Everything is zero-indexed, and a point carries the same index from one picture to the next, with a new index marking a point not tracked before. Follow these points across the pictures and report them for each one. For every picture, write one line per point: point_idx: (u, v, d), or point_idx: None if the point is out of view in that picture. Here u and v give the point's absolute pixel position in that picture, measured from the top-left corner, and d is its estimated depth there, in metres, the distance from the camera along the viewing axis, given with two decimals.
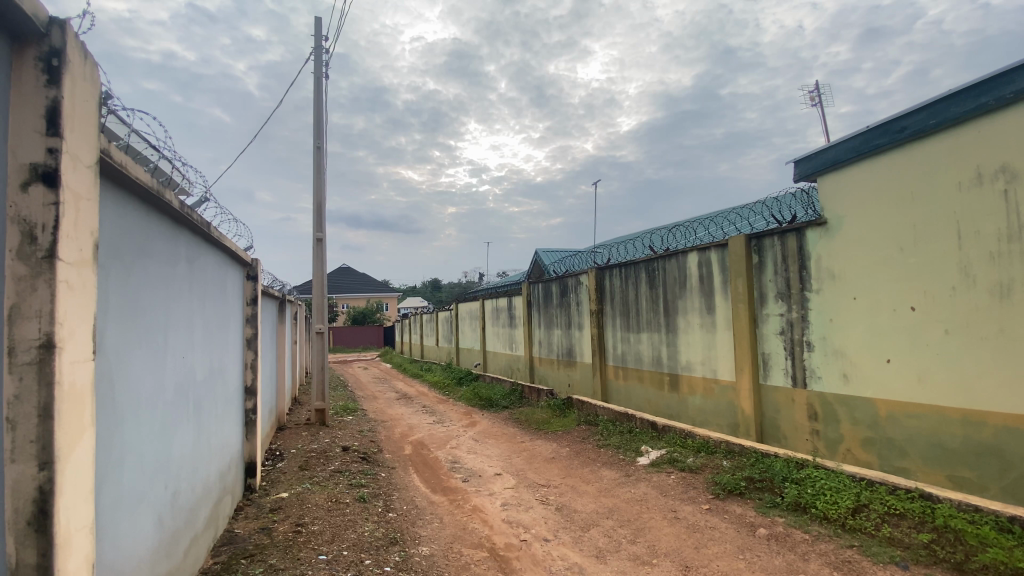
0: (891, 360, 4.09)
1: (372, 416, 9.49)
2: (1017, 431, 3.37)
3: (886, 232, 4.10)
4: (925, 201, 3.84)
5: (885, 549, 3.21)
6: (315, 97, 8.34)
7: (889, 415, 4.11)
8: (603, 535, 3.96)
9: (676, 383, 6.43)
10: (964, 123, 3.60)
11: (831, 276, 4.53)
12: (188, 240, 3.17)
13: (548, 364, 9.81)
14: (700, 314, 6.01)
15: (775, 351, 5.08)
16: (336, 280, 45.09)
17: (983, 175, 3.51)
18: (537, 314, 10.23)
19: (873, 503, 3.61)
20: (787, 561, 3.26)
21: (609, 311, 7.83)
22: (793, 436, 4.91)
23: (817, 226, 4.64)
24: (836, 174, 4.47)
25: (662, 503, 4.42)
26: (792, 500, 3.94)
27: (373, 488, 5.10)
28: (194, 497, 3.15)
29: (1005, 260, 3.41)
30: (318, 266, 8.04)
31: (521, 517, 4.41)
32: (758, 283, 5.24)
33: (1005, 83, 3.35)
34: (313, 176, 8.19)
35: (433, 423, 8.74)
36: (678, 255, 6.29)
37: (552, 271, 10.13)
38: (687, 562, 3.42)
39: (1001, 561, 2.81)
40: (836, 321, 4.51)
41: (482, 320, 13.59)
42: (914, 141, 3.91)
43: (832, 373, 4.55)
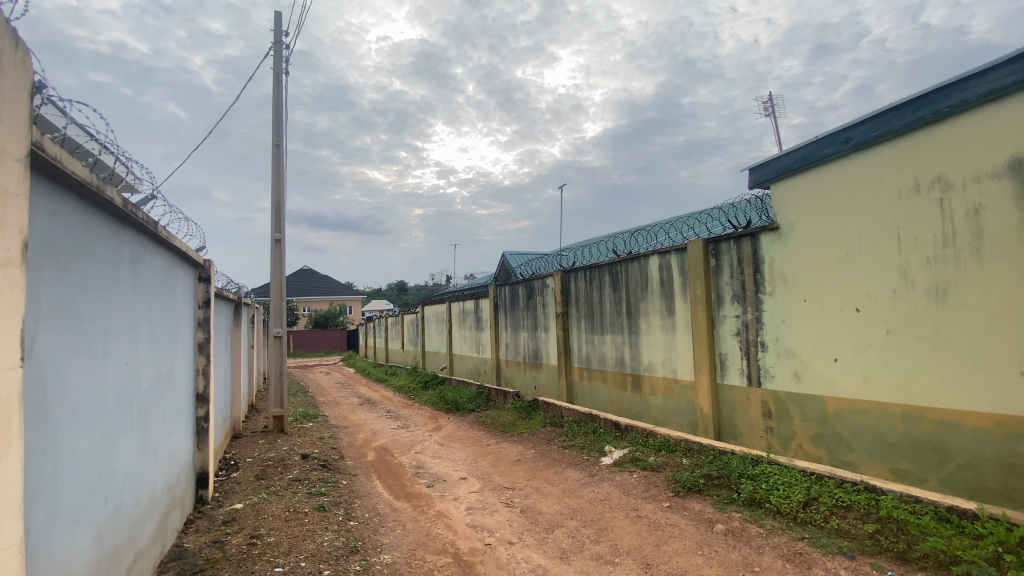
0: (838, 359, 4.30)
1: (334, 422, 9.24)
2: (951, 425, 3.60)
3: (834, 237, 4.30)
4: (869, 208, 4.06)
5: (833, 541, 3.37)
6: (274, 93, 8.09)
7: (836, 412, 4.32)
8: (567, 535, 3.98)
9: (638, 383, 6.56)
10: (904, 135, 3.83)
11: (783, 279, 4.73)
12: (133, 240, 3.00)
13: (514, 366, 9.82)
14: (661, 316, 6.15)
15: (732, 351, 5.26)
16: (297, 282, 43.77)
17: (921, 184, 3.74)
18: (503, 316, 10.24)
19: (822, 496, 3.78)
20: (743, 556, 3.37)
21: (574, 313, 7.90)
22: (748, 433, 5.09)
23: (770, 232, 4.83)
24: (788, 182, 4.68)
25: (624, 502, 4.48)
26: (748, 495, 4.07)
27: (334, 497, 4.96)
28: (138, 512, 2.97)
29: (941, 264, 3.63)
30: (277, 267, 7.78)
31: (485, 521, 4.38)
32: (715, 286, 5.41)
33: (941, 98, 3.58)
34: (271, 174, 7.93)
35: (397, 428, 8.58)
36: (640, 258, 6.42)
37: (519, 274, 10.16)
38: (648, 560, 3.48)
39: (940, 549, 2.98)
40: (788, 322, 4.71)
41: (448, 323, 13.48)
42: (859, 151, 4.13)
43: (784, 372, 4.75)
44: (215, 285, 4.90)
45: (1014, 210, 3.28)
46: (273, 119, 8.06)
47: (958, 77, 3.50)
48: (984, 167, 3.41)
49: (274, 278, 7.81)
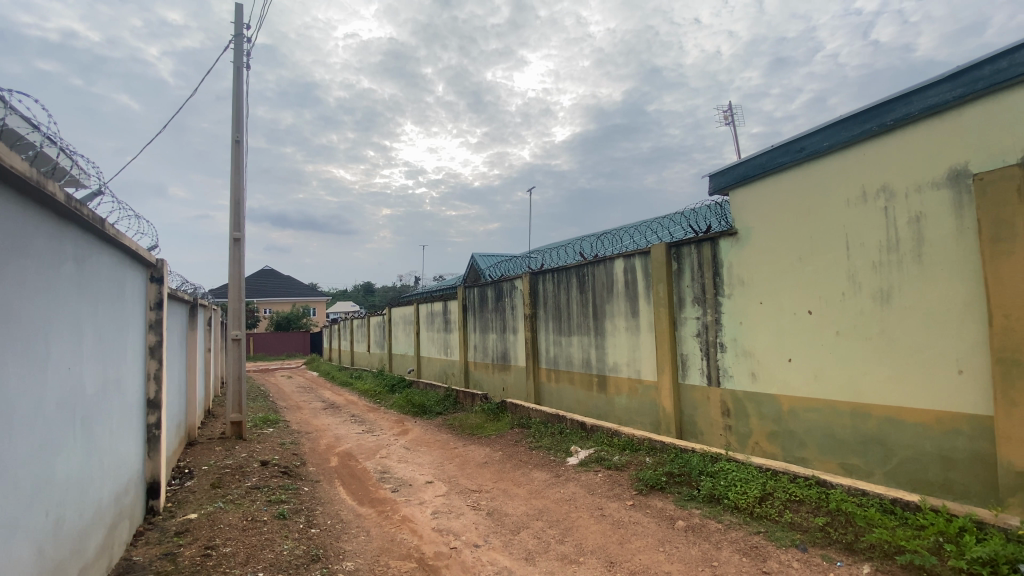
0: (792, 359, 4.49)
1: (295, 427, 8.98)
2: (894, 421, 3.81)
3: (788, 242, 4.49)
4: (821, 215, 4.26)
5: (787, 534, 3.50)
6: (235, 87, 7.82)
7: (790, 410, 4.51)
8: (532, 537, 3.99)
9: (604, 384, 6.65)
10: (852, 146, 4.04)
11: (741, 282, 4.90)
12: (77, 238, 2.84)
13: (482, 368, 9.80)
14: (625, 318, 6.27)
15: (693, 352, 5.40)
16: (258, 283, 42.37)
17: (867, 193, 3.95)
18: (472, 318, 10.21)
19: (777, 491, 3.93)
20: (702, 551, 3.46)
21: (542, 315, 7.96)
22: (709, 431, 5.24)
23: (729, 237, 5.01)
24: (746, 188, 4.86)
25: (589, 502, 4.54)
26: (707, 492, 4.19)
27: (295, 504, 4.82)
28: (82, 524, 2.81)
29: (885, 269, 3.84)
30: (235, 268, 7.52)
31: (451, 524, 4.35)
32: (677, 288, 5.55)
33: (887, 112, 3.79)
34: (230, 171, 7.65)
35: (362, 432, 8.42)
36: (606, 261, 6.53)
37: (487, 276, 10.16)
38: (612, 558, 3.53)
39: (885, 539, 3.14)
40: (746, 323, 4.88)
41: (416, 325, 13.33)
42: (812, 160, 4.32)
43: (742, 371, 4.92)
44: (168, 286, 4.70)
45: (951, 219, 3.50)
46: (233, 114, 7.79)
47: (902, 92, 3.71)
48: (924, 178, 3.63)
49: (233, 278, 7.53)
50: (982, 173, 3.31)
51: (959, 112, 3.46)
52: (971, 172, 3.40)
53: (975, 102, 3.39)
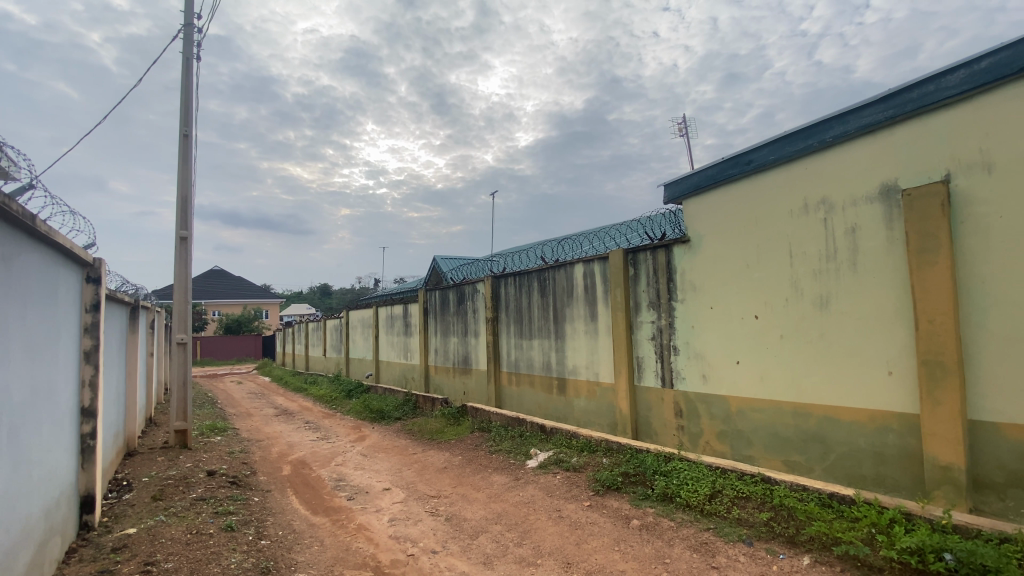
0: (740, 362, 4.70)
1: (245, 435, 8.61)
2: (832, 420, 4.05)
3: (737, 250, 4.71)
4: (767, 224, 4.49)
5: (734, 529, 3.66)
6: (183, 79, 7.47)
7: (738, 410, 4.72)
8: (491, 540, 4.00)
9: (563, 386, 6.74)
10: (795, 160, 4.28)
11: (693, 288, 5.09)
12: (4, 235, 2.63)
13: (443, 372, 9.72)
14: (584, 322, 6.38)
15: (648, 354, 5.56)
16: (207, 285, 40.40)
17: (809, 205, 4.20)
18: (433, 322, 10.12)
19: (725, 489, 4.10)
20: (656, 549, 3.57)
21: (504, 318, 7.98)
22: (662, 432, 5.40)
23: (682, 244, 5.20)
24: (698, 198, 5.06)
25: (547, 504, 4.59)
26: (661, 491, 4.32)
27: (244, 515, 4.62)
28: (8, 541, 2.60)
29: (824, 276, 4.09)
30: (182, 268, 7.15)
31: (408, 531, 4.28)
32: (633, 293, 5.70)
33: (827, 129, 4.05)
34: (177, 166, 7.29)
35: (316, 440, 8.16)
36: (566, 266, 6.63)
37: (449, 279, 10.10)
38: (569, 559, 3.58)
39: (823, 532, 3.32)
40: (697, 327, 5.07)
41: (375, 328, 13.07)
42: (758, 173, 4.55)
43: (694, 374, 5.11)
44: (105, 287, 4.42)
45: (882, 231, 3.76)
46: (181, 107, 7.43)
47: (840, 111, 3.98)
48: (859, 192, 3.90)
49: (178, 279, 7.16)
50: (910, 189, 3.58)
51: (891, 131, 3.74)
52: (900, 188, 3.68)
53: (904, 123, 3.67)
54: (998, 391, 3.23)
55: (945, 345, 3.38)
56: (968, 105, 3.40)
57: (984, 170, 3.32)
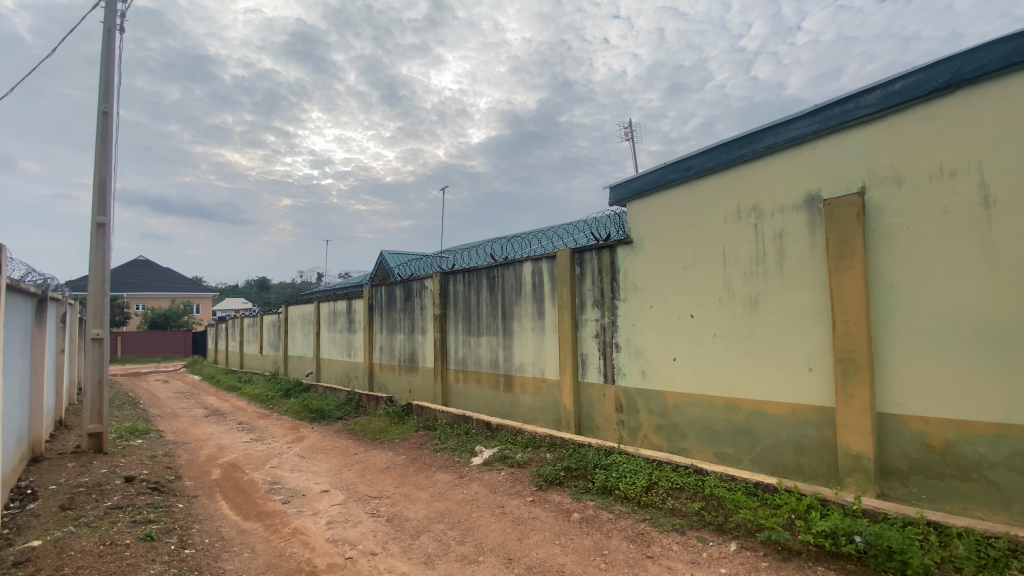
0: (677, 359, 4.91)
1: (170, 438, 8.04)
2: (759, 413, 4.31)
3: (675, 252, 4.91)
4: (703, 228, 4.70)
5: (669, 519, 3.82)
6: (104, 51, 6.84)
7: (674, 405, 4.93)
8: (432, 540, 3.94)
9: (510, 383, 6.78)
10: (730, 168, 4.51)
11: (635, 287, 5.26)
12: None
13: (388, 370, 9.50)
14: (532, 319, 6.44)
15: (592, 351, 5.70)
16: (130, 277, 37.35)
17: (741, 211, 4.44)
18: (378, 318, 9.86)
19: (661, 480, 4.26)
20: (595, 541, 3.66)
21: (452, 315, 7.91)
22: (604, 426, 5.55)
23: (626, 245, 5.36)
24: (641, 201, 5.23)
25: (490, 501, 4.59)
26: (601, 484, 4.44)
27: (165, 523, 4.30)
28: None
29: (754, 279, 4.35)
30: (99, 257, 6.56)
31: (347, 534, 4.15)
32: (579, 292, 5.81)
33: (758, 140, 4.29)
34: (95, 146, 6.67)
35: (250, 441, 7.74)
36: (515, 264, 6.66)
37: (397, 275, 9.88)
38: (510, 555, 3.59)
39: (748, 519, 3.52)
40: (638, 326, 5.25)
41: (317, 324, 12.57)
42: (697, 179, 4.77)
43: (634, 370, 5.28)
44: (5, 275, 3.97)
45: (805, 237, 4.03)
46: (101, 81, 6.81)
47: (770, 124, 4.23)
48: (786, 200, 4.16)
49: (95, 269, 6.56)
50: (831, 199, 3.86)
51: (815, 144, 4.01)
52: (822, 197, 3.96)
53: (827, 137, 3.96)
54: (904, 385, 3.56)
55: (857, 344, 3.68)
56: (881, 124, 3.70)
57: (894, 184, 3.64)
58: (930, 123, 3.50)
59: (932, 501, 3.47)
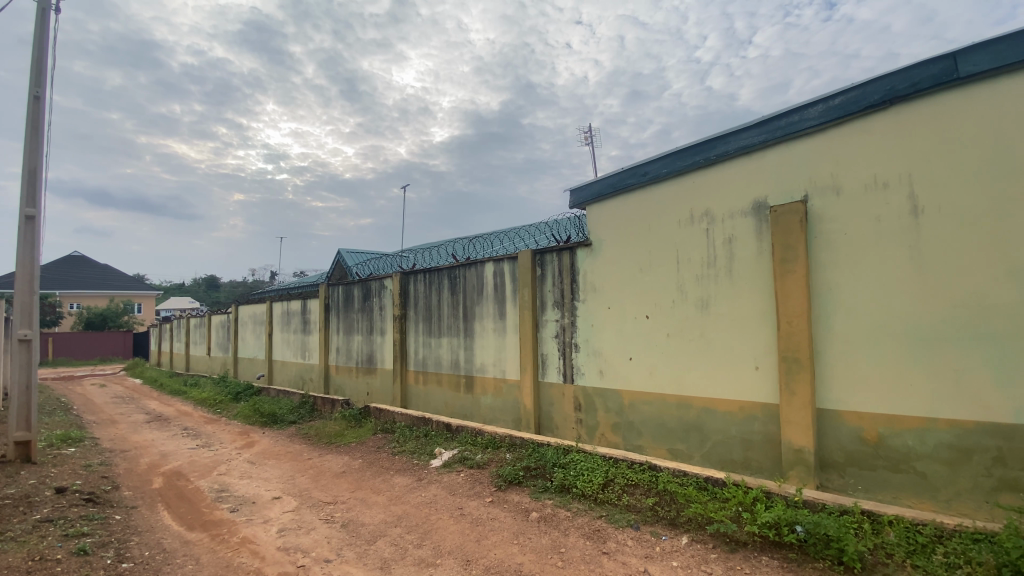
0: (633, 358, 5.03)
1: (107, 446, 7.54)
2: (709, 410, 4.47)
3: (632, 255, 5.03)
4: (659, 231, 4.85)
5: (624, 515, 3.91)
6: (36, 31, 6.36)
7: (630, 403, 5.05)
8: (389, 544, 3.88)
9: (470, 384, 6.76)
10: (684, 174, 4.67)
11: (594, 289, 5.36)
12: None
13: (345, 372, 9.27)
14: (493, 320, 6.44)
15: (552, 352, 5.76)
16: (62, 274, 34.78)
17: (694, 216, 4.60)
18: (335, 318, 9.61)
19: (617, 477, 4.36)
20: (552, 539, 3.70)
21: (412, 316, 7.81)
22: (563, 425, 5.63)
23: (585, 247, 5.45)
24: (600, 205, 5.35)
25: (449, 503, 4.56)
26: (559, 482, 4.49)
27: (101, 536, 4.04)
28: None
29: (705, 281, 4.51)
30: (27, 251, 6.08)
31: (299, 541, 4.02)
32: (540, 292, 5.87)
33: (711, 148, 4.46)
34: (25, 132, 6.19)
35: (196, 448, 7.37)
36: (476, 264, 6.65)
37: (355, 274, 9.66)
38: (468, 556, 3.58)
39: (699, 513, 3.64)
40: (596, 326, 5.35)
41: (269, 325, 12.12)
42: (653, 184, 4.91)
43: (592, 369, 5.38)
44: None
45: (753, 242, 4.22)
46: (33, 63, 6.32)
47: (722, 133, 4.41)
48: (736, 206, 4.34)
49: (23, 264, 6.08)
50: (777, 206, 4.07)
51: (763, 154, 4.21)
52: (769, 204, 4.15)
53: (774, 147, 4.16)
54: (841, 383, 3.78)
55: (799, 343, 3.89)
56: (822, 136, 3.93)
57: (834, 193, 3.87)
58: (866, 137, 3.74)
59: (866, 491, 3.71)
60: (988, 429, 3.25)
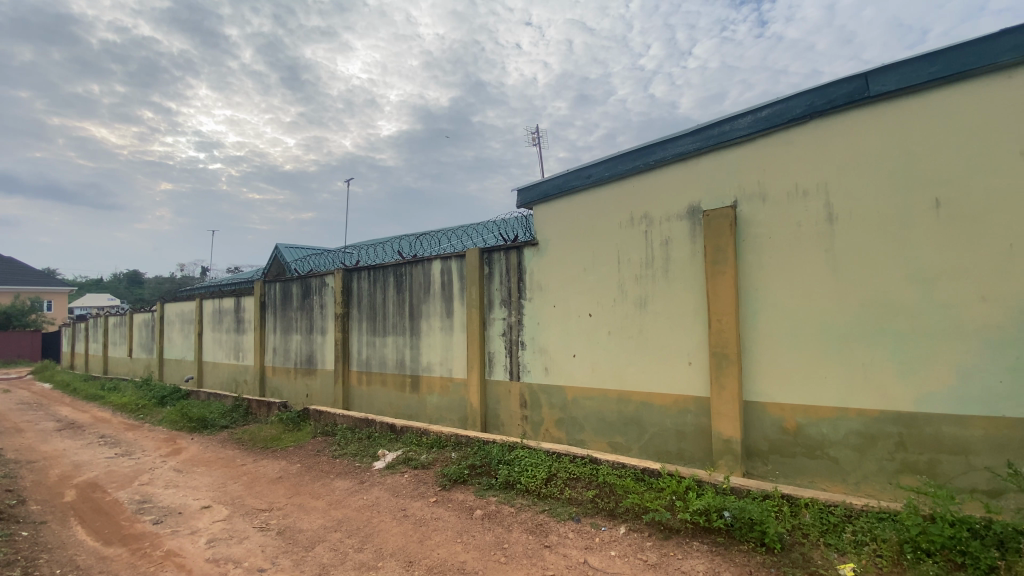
0: (576, 355, 5.16)
1: (8, 457, 6.82)
2: (647, 404, 4.66)
3: (576, 254, 5.16)
4: (602, 232, 4.99)
5: (566, 508, 4.00)
6: None
7: (574, 399, 5.17)
8: (328, 550, 3.76)
9: (416, 384, 6.68)
10: (625, 178, 4.83)
11: (540, 287, 5.45)
12: None
13: (283, 373, 8.88)
14: (440, 318, 6.38)
15: (499, 350, 5.79)
16: None
17: (634, 218, 4.77)
18: (272, 317, 9.17)
19: (560, 472, 4.45)
20: (496, 536, 3.73)
21: (355, 314, 7.59)
22: (508, 422, 5.68)
23: (532, 246, 5.52)
24: (546, 205, 5.44)
25: (392, 504, 4.49)
26: (503, 479, 4.53)
27: (2, 556, 3.66)
28: None
29: (644, 281, 4.70)
30: None
31: (231, 551, 3.82)
32: (488, 290, 5.88)
33: (650, 154, 4.64)
34: None
35: (115, 457, 6.81)
36: (423, 262, 6.56)
37: (293, 271, 9.26)
38: (410, 558, 3.54)
39: (637, 503, 3.79)
40: (541, 324, 5.43)
41: (199, 324, 11.38)
42: (596, 187, 5.05)
43: (538, 366, 5.46)
44: None
45: (687, 244, 4.44)
46: None
47: (660, 140, 4.60)
48: (672, 210, 4.55)
49: None
50: (709, 211, 4.30)
51: (697, 160, 4.43)
52: (702, 208, 4.38)
53: (707, 154, 4.39)
54: (765, 376, 4.06)
55: (728, 340, 4.13)
56: (750, 146, 4.19)
57: (760, 200, 4.14)
58: (789, 148, 4.03)
59: (786, 477, 4.00)
60: (891, 417, 3.59)
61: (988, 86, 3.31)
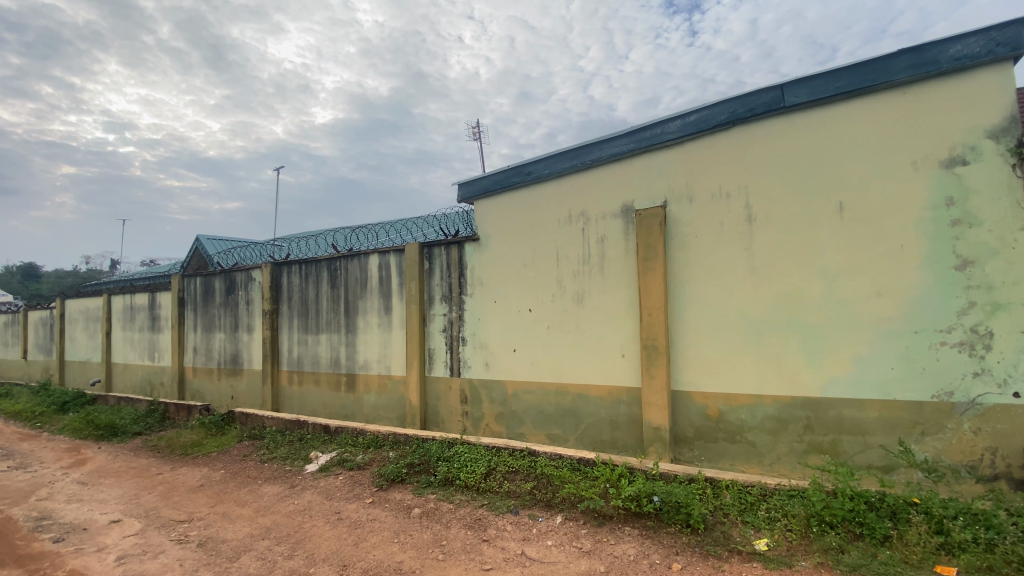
0: (516, 350, 5.21)
1: None
2: (584, 396, 4.80)
3: (516, 250, 5.20)
4: (541, 229, 5.06)
5: (504, 502, 4.04)
6: None
7: (514, 393, 5.23)
8: (255, 559, 3.57)
9: (352, 382, 6.47)
10: (564, 176, 4.93)
11: (480, 283, 5.44)
12: None
13: (205, 375, 8.30)
14: (378, 315, 6.22)
15: (439, 346, 5.73)
16: None
17: (572, 215, 4.88)
18: (192, 314, 8.54)
19: (499, 466, 4.48)
20: (434, 533, 3.70)
21: (285, 311, 7.22)
22: (448, 418, 5.65)
23: (472, 242, 5.50)
24: (486, 201, 5.43)
25: (325, 508, 4.33)
26: (442, 476, 4.50)
27: None
28: None
29: (581, 276, 4.82)
30: None
31: (144, 568, 3.53)
32: (428, 286, 5.80)
33: (588, 153, 4.76)
34: None
35: (5, 471, 6.08)
36: (360, 256, 6.35)
37: (217, 265, 8.66)
38: (345, 561, 3.44)
39: (573, 492, 3.89)
40: (482, 320, 5.44)
41: (107, 322, 10.38)
42: (535, 184, 5.11)
43: (478, 362, 5.46)
44: None
45: (621, 242, 4.60)
46: None
47: (597, 140, 4.73)
48: (608, 209, 4.69)
49: None
50: (642, 210, 4.47)
51: (631, 161, 4.59)
52: (635, 208, 4.55)
53: (640, 156, 4.56)
54: (691, 368, 4.30)
55: (658, 333, 4.33)
56: (679, 149, 4.40)
57: (687, 201, 4.36)
58: (714, 152, 4.26)
59: (710, 461, 4.26)
60: (800, 402, 3.92)
61: (883, 101, 3.68)
